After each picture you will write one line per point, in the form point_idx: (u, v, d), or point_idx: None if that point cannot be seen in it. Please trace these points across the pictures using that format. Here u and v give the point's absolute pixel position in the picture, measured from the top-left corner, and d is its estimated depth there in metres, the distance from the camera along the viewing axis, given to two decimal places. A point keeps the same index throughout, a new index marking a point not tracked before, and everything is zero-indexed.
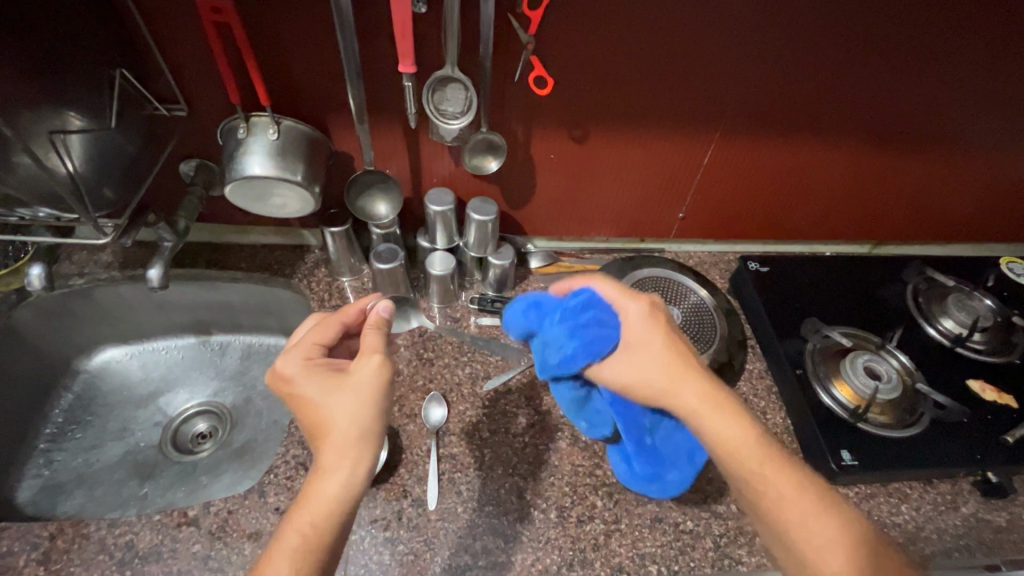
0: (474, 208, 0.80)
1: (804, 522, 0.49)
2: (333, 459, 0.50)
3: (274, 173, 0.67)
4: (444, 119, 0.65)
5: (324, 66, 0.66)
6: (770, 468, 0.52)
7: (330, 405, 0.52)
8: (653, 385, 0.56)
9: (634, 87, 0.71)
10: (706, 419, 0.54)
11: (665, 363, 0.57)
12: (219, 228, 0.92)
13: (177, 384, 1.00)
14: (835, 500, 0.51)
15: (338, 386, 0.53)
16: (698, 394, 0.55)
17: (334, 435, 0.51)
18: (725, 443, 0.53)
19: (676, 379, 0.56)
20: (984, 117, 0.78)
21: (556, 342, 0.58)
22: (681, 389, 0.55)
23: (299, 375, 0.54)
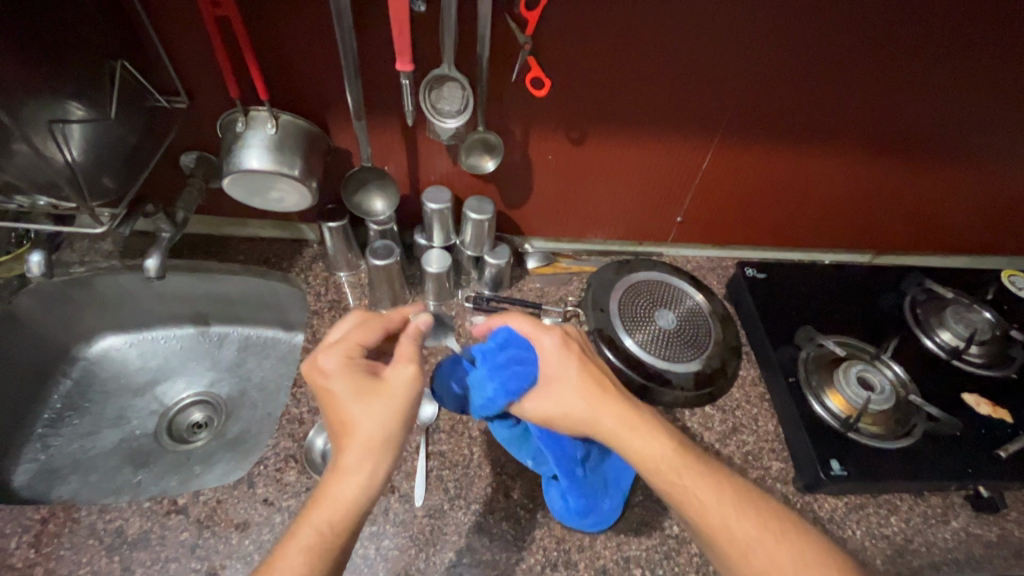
0: (471, 207, 0.81)
1: (726, 526, 0.53)
2: (358, 460, 0.51)
3: (271, 167, 0.67)
4: (441, 117, 0.66)
5: (323, 62, 0.66)
6: (690, 476, 0.56)
7: (360, 409, 0.53)
8: (577, 413, 0.60)
9: (632, 90, 0.71)
10: (630, 437, 0.59)
11: (584, 389, 0.61)
12: (219, 221, 0.94)
13: (174, 374, 1.01)
14: (754, 501, 0.55)
15: (374, 391, 0.54)
16: (619, 415, 0.60)
17: (360, 439, 0.52)
18: (648, 457, 0.57)
19: (593, 405, 0.60)
20: (986, 129, 0.78)
21: (478, 385, 0.64)
22: (603, 412, 0.60)
23: (337, 374, 0.55)
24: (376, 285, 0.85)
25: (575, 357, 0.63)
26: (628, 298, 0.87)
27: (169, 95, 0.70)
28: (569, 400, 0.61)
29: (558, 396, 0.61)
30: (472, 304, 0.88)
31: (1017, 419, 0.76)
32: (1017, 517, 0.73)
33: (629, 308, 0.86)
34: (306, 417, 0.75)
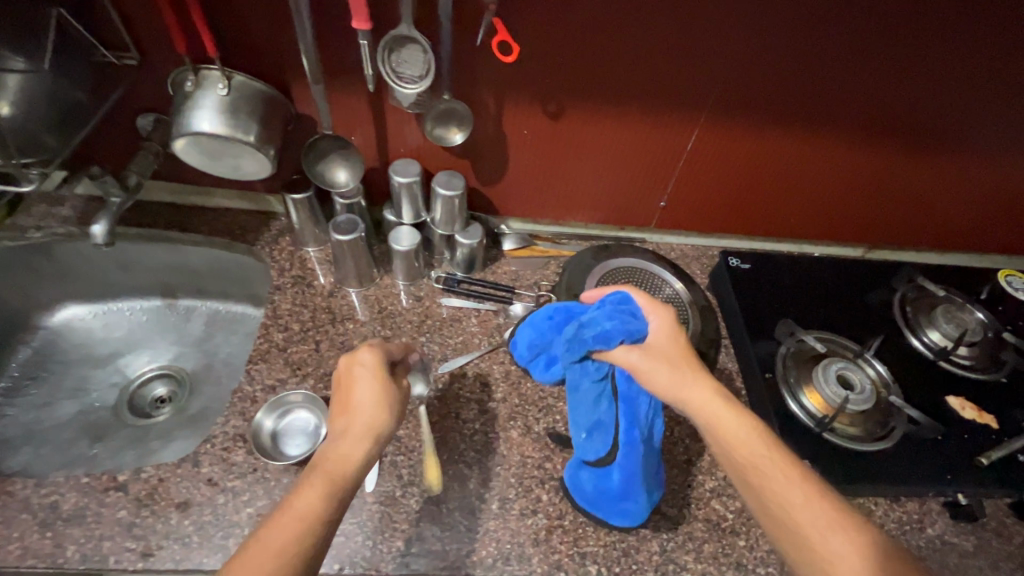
0: (441, 183, 0.77)
1: (796, 517, 0.48)
2: (355, 433, 0.53)
3: (224, 131, 0.63)
4: (400, 83, 0.60)
5: (277, 20, 0.62)
6: (769, 463, 0.50)
7: (366, 390, 0.56)
8: (662, 384, 0.56)
9: (611, 61, 0.66)
10: (712, 414, 0.53)
11: (672, 362, 0.57)
12: (183, 189, 0.90)
13: (137, 346, 0.98)
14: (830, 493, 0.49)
15: (383, 379, 0.57)
16: (706, 392, 0.55)
17: (363, 418, 0.54)
18: (726, 435, 0.52)
19: (685, 372, 0.56)
20: (991, 116, 0.73)
21: (594, 321, 0.62)
22: (688, 388, 0.55)
23: (366, 362, 0.59)
24: (340, 261, 0.81)
25: (679, 334, 0.60)
26: (604, 285, 0.84)
27: (117, 51, 0.66)
28: (658, 370, 0.57)
29: (651, 364, 0.57)
30: (443, 285, 0.86)
31: (1003, 425, 0.72)
32: (995, 526, 0.70)
33: None
34: (259, 396, 0.72)
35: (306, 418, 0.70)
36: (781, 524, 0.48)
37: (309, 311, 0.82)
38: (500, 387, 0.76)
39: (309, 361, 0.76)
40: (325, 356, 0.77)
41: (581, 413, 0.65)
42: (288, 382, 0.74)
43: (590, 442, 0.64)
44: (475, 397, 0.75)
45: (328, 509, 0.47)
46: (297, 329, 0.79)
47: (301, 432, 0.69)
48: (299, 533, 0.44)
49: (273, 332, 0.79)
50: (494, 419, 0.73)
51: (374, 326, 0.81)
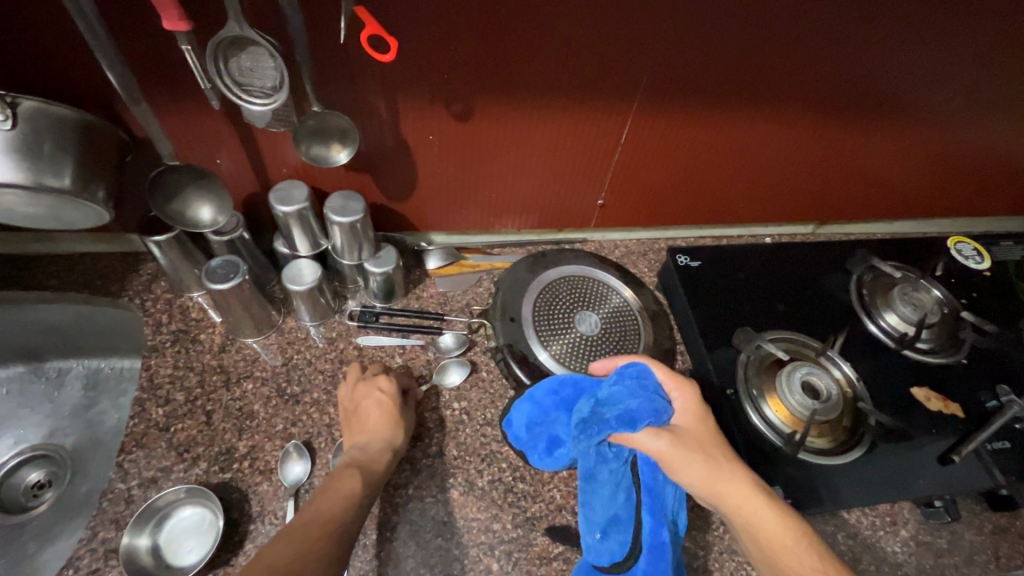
0: (334, 207, 0.64)
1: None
2: (375, 447, 0.58)
3: (25, 180, 0.48)
4: (245, 96, 0.47)
5: (65, 22, 0.46)
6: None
7: (390, 409, 0.62)
8: (697, 482, 0.50)
9: (519, 48, 0.54)
10: (754, 518, 0.48)
11: (706, 452, 0.51)
12: (16, 237, 0.72)
13: (1, 427, 0.79)
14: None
15: (395, 405, 0.62)
16: (744, 492, 0.49)
17: (382, 433, 0.59)
18: (769, 544, 0.47)
19: (717, 467, 0.50)
20: (943, 79, 0.66)
21: (613, 398, 0.53)
22: (726, 485, 0.50)
23: (382, 387, 0.64)
24: (226, 311, 0.67)
25: (709, 418, 0.55)
26: (544, 302, 0.74)
27: None
28: (690, 464, 0.50)
29: (683, 454, 0.51)
30: (358, 322, 0.74)
31: (969, 413, 0.68)
32: (966, 518, 0.67)
33: (544, 314, 0.73)
34: (136, 494, 0.59)
35: (194, 516, 0.57)
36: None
37: (196, 374, 0.68)
38: (435, 438, 0.66)
39: (199, 440, 0.63)
40: (220, 430, 0.64)
41: (594, 510, 0.54)
42: (173, 471, 0.60)
43: (607, 546, 0.53)
44: (405, 455, 0.64)
45: (362, 501, 0.51)
46: (182, 400, 0.65)
47: (191, 533, 0.56)
48: (337, 513, 0.49)
49: (150, 407, 0.64)
50: (430, 478, 0.63)
51: (277, 382, 0.68)
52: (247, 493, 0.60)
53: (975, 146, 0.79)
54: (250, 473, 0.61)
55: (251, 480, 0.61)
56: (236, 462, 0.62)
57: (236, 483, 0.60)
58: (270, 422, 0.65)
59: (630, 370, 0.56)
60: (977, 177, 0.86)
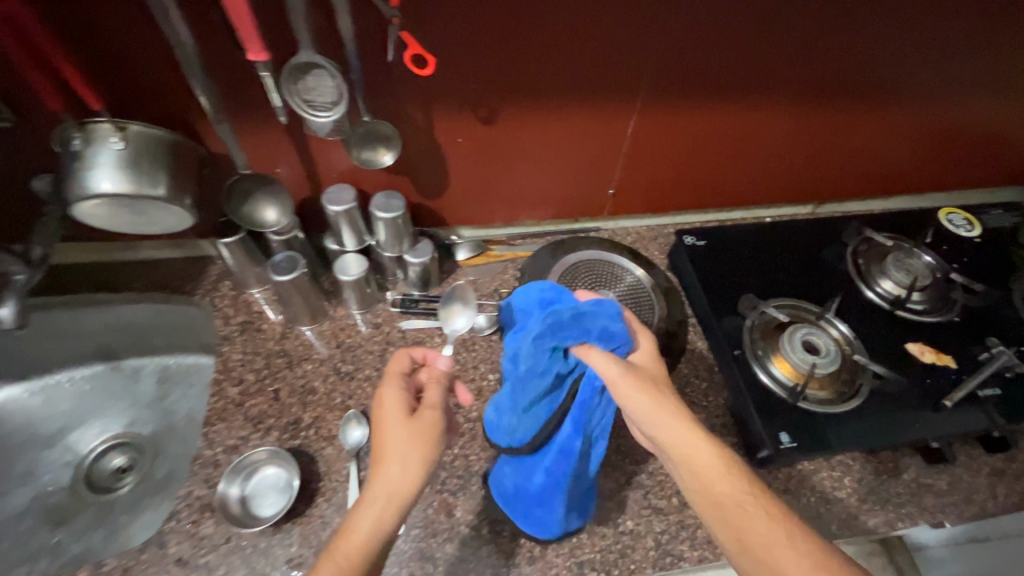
0: (379, 205, 0.73)
1: (785, 564, 0.46)
2: (378, 491, 0.49)
3: (131, 188, 0.58)
4: (312, 111, 0.56)
5: (164, 59, 0.56)
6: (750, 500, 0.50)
7: (393, 438, 0.52)
8: (644, 413, 0.54)
9: (535, 58, 0.63)
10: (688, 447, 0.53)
11: (656, 388, 0.56)
12: (104, 247, 0.83)
13: (88, 417, 0.90)
14: (817, 539, 0.48)
15: (403, 431, 0.52)
16: (686, 427, 0.54)
17: (379, 482, 0.50)
18: (704, 473, 0.52)
19: (658, 402, 0.55)
20: (920, 64, 0.73)
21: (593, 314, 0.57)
22: (664, 416, 0.54)
23: (390, 405, 0.54)
24: (287, 301, 0.77)
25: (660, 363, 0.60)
26: (565, 283, 0.82)
27: None
28: (639, 397, 0.54)
29: (630, 384, 0.55)
30: (400, 308, 0.82)
31: (961, 364, 0.74)
32: (963, 461, 0.73)
33: None
34: (221, 459, 0.68)
35: (275, 474, 0.67)
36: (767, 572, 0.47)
37: (263, 358, 0.77)
38: (475, 406, 0.74)
39: (270, 413, 0.72)
40: (287, 404, 0.73)
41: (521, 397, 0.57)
42: (251, 439, 0.70)
43: (524, 433, 0.59)
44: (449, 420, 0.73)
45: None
46: (253, 380, 0.75)
47: (272, 489, 0.65)
48: None
49: (226, 386, 0.74)
50: (473, 439, 0.72)
51: (334, 362, 0.77)
52: (315, 455, 0.69)
53: (960, 123, 0.85)
54: (316, 439, 0.70)
55: (317, 444, 0.70)
56: (303, 431, 0.71)
57: (305, 447, 0.69)
58: (330, 396, 0.74)
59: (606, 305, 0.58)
60: (964, 153, 0.92)
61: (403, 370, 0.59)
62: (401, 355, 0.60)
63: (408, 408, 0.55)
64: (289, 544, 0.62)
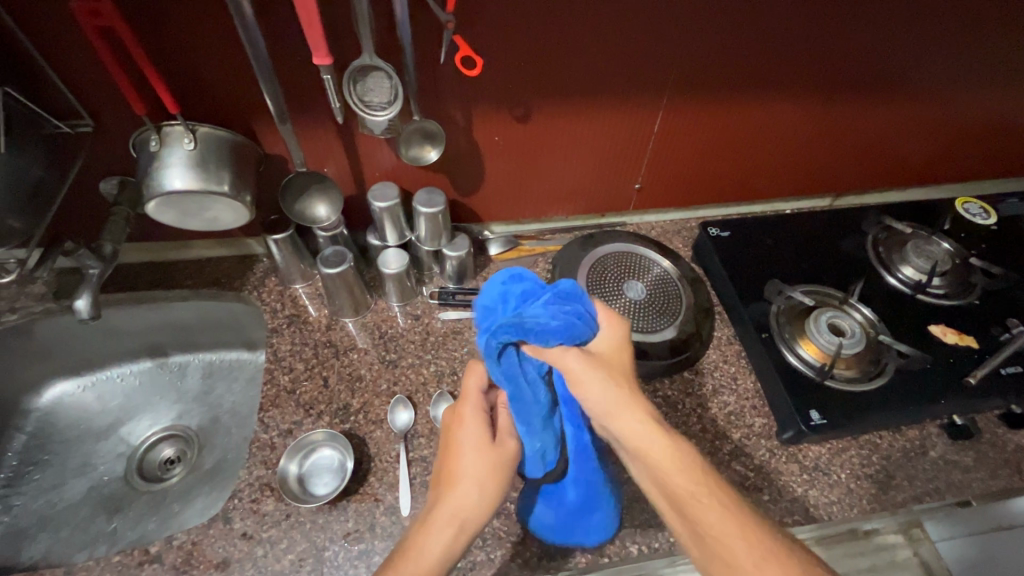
0: (421, 201, 0.77)
1: (733, 549, 0.47)
2: (448, 518, 0.51)
3: (197, 185, 0.62)
4: (369, 110, 0.63)
5: (233, 64, 0.60)
6: (702, 492, 0.50)
7: (472, 463, 0.54)
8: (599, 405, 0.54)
9: (570, 59, 0.67)
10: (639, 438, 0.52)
11: (612, 378, 0.55)
12: (159, 247, 0.88)
13: (139, 412, 0.92)
14: (765, 526, 0.49)
15: (485, 462, 0.54)
16: (640, 420, 0.53)
17: (456, 506, 0.52)
18: (658, 466, 0.51)
19: (613, 393, 0.54)
20: (934, 59, 0.76)
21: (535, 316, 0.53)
22: (618, 408, 0.53)
23: (472, 431, 0.56)
24: (333, 294, 0.80)
25: (624, 350, 0.58)
26: (596, 273, 0.85)
27: (70, 120, 0.63)
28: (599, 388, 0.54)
29: (587, 373, 0.54)
30: (438, 300, 0.86)
31: (983, 344, 0.77)
32: (988, 438, 0.76)
33: (597, 282, 0.84)
34: (277, 441, 0.72)
35: (329, 457, 0.71)
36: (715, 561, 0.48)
37: (311, 349, 0.81)
38: None
39: (321, 399, 0.76)
40: (336, 390, 0.77)
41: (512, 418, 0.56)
42: (304, 424, 0.73)
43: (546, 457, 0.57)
44: None
45: None
46: (302, 368, 0.79)
47: (327, 469, 0.70)
48: None
49: (278, 375, 0.78)
50: None
51: (378, 351, 0.81)
52: (365, 438, 0.72)
53: (973, 116, 0.88)
54: (365, 422, 0.74)
55: (367, 428, 0.73)
56: (353, 415, 0.74)
57: (356, 430, 0.73)
58: (376, 382, 0.78)
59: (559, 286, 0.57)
60: (978, 145, 0.95)
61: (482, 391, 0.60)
62: (479, 367, 0.61)
63: (489, 434, 0.56)
64: (346, 520, 0.66)
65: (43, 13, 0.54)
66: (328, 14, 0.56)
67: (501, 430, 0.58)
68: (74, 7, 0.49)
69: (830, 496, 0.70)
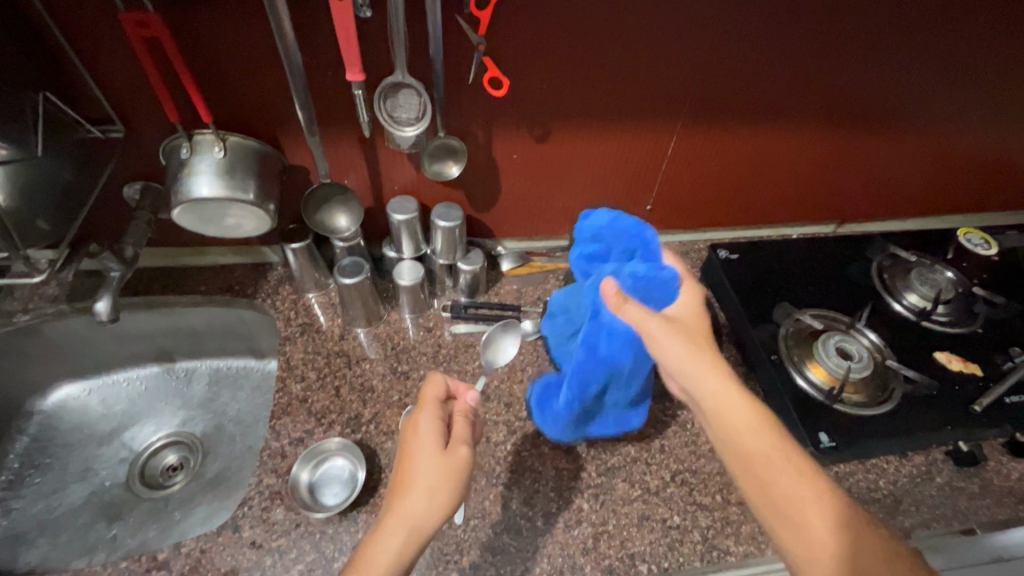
0: (439, 215, 0.78)
1: (806, 513, 0.48)
2: (395, 526, 0.51)
3: (224, 193, 0.62)
4: (399, 127, 0.66)
5: (268, 76, 0.62)
6: (781, 458, 0.51)
7: (428, 470, 0.53)
8: (680, 363, 0.57)
9: (591, 82, 0.70)
10: (726, 405, 0.54)
11: (693, 342, 0.58)
12: (174, 253, 0.89)
13: (142, 417, 0.91)
14: (839, 490, 0.50)
15: (443, 470, 0.54)
16: (723, 380, 0.55)
17: (403, 511, 0.51)
18: (735, 428, 0.53)
19: (697, 362, 0.56)
20: (939, 92, 0.79)
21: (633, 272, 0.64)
22: (701, 369, 0.56)
23: (426, 438, 0.56)
24: (348, 304, 0.81)
25: (705, 317, 0.63)
26: None
27: (102, 125, 0.65)
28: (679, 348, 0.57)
29: (669, 335, 0.59)
30: (450, 313, 0.87)
31: (987, 371, 0.79)
32: (993, 465, 0.77)
33: None
34: (288, 450, 0.72)
35: (341, 467, 0.71)
36: (793, 527, 0.48)
37: (323, 358, 0.82)
38: (523, 405, 0.78)
39: (332, 408, 0.76)
40: (347, 400, 0.77)
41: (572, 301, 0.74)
42: (315, 432, 0.74)
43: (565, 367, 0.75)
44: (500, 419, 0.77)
45: None
46: (314, 377, 0.79)
47: (338, 479, 0.70)
48: None
49: (290, 383, 0.78)
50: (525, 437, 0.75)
51: (390, 362, 0.82)
52: (377, 448, 0.72)
53: (975, 149, 0.91)
54: (377, 433, 0.74)
55: (378, 438, 0.73)
56: (364, 425, 0.75)
57: (366, 441, 0.73)
58: (388, 394, 0.78)
59: (666, 269, 0.65)
60: (978, 177, 0.97)
61: (438, 400, 0.60)
62: (435, 378, 0.62)
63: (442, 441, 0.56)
64: (355, 531, 0.65)
65: (88, 21, 0.56)
66: (364, 32, 0.59)
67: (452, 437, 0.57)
68: (123, 17, 0.51)
69: None
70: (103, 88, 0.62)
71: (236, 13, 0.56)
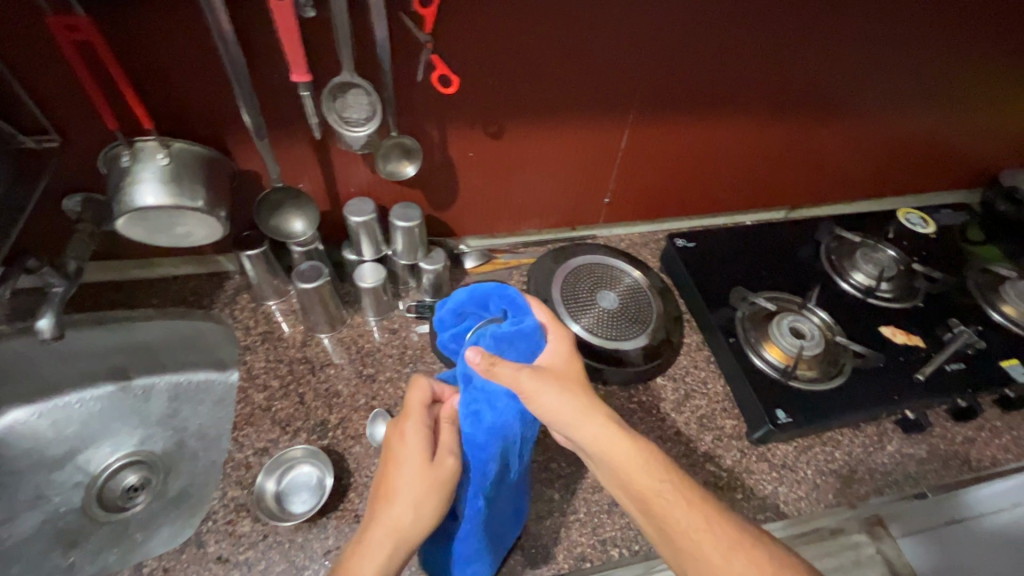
0: (397, 215, 0.77)
1: (697, 543, 0.51)
2: (382, 535, 0.52)
3: (171, 202, 0.60)
4: (349, 127, 0.65)
5: (210, 79, 0.61)
6: (668, 491, 0.53)
7: (412, 480, 0.54)
8: (560, 414, 0.55)
9: (541, 77, 0.70)
10: (611, 450, 0.55)
11: (568, 387, 0.57)
12: (123, 266, 0.86)
13: (98, 438, 0.87)
14: (729, 514, 0.53)
15: (428, 484, 0.54)
16: (603, 426, 0.55)
17: (389, 526, 0.52)
18: (625, 468, 0.54)
19: (580, 413, 0.56)
20: (869, 79, 0.84)
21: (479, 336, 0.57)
22: (583, 417, 0.56)
23: (411, 447, 0.56)
24: (309, 309, 0.80)
25: (577, 360, 0.60)
26: (569, 285, 0.86)
27: (36, 135, 0.63)
28: (560, 399, 0.55)
29: (545, 388, 0.55)
30: (415, 313, 0.86)
31: (928, 342, 0.83)
32: (938, 431, 0.81)
33: (570, 295, 0.85)
34: (253, 461, 0.71)
35: (307, 474, 0.69)
36: (683, 555, 0.51)
37: (286, 365, 0.80)
38: None
39: (297, 416, 0.75)
40: (312, 407, 0.76)
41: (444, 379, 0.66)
42: (280, 441, 0.72)
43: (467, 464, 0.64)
44: None
45: None
46: (277, 386, 0.78)
47: (305, 487, 0.68)
48: None
49: (252, 393, 0.77)
50: None
51: (356, 365, 0.81)
52: (345, 453, 0.72)
53: (909, 132, 0.96)
54: (344, 438, 0.73)
55: (345, 443, 0.73)
56: (331, 431, 0.74)
57: (333, 446, 0.72)
58: (354, 398, 0.77)
59: (527, 319, 0.58)
60: (913, 159, 1.03)
61: (425, 406, 0.59)
62: (422, 384, 0.60)
63: (429, 450, 0.56)
64: (325, 538, 0.65)
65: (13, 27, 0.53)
66: (308, 32, 0.58)
67: (438, 447, 0.57)
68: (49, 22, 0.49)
69: (799, 492, 0.73)
70: (34, 97, 0.59)
71: (173, 16, 0.55)
